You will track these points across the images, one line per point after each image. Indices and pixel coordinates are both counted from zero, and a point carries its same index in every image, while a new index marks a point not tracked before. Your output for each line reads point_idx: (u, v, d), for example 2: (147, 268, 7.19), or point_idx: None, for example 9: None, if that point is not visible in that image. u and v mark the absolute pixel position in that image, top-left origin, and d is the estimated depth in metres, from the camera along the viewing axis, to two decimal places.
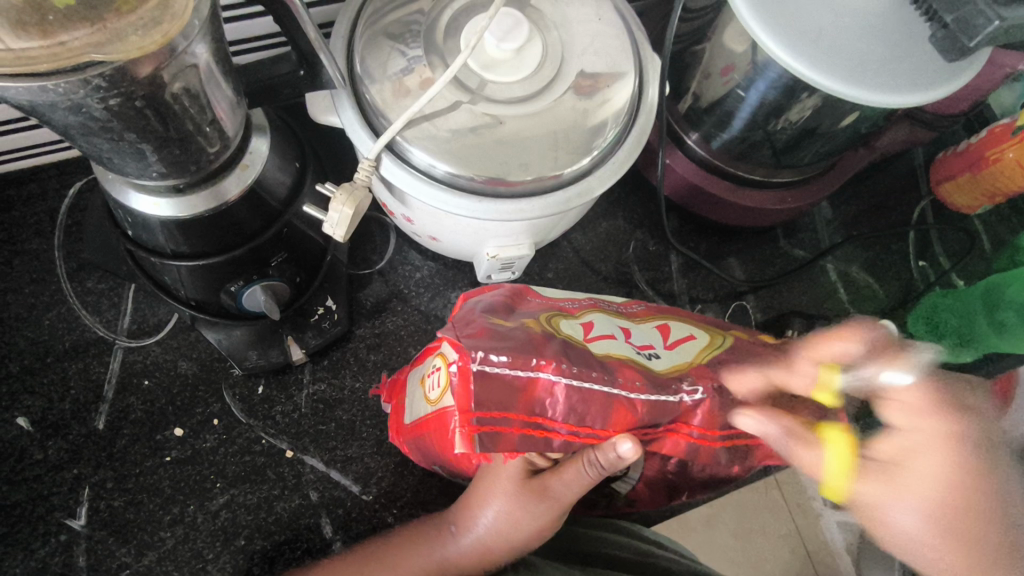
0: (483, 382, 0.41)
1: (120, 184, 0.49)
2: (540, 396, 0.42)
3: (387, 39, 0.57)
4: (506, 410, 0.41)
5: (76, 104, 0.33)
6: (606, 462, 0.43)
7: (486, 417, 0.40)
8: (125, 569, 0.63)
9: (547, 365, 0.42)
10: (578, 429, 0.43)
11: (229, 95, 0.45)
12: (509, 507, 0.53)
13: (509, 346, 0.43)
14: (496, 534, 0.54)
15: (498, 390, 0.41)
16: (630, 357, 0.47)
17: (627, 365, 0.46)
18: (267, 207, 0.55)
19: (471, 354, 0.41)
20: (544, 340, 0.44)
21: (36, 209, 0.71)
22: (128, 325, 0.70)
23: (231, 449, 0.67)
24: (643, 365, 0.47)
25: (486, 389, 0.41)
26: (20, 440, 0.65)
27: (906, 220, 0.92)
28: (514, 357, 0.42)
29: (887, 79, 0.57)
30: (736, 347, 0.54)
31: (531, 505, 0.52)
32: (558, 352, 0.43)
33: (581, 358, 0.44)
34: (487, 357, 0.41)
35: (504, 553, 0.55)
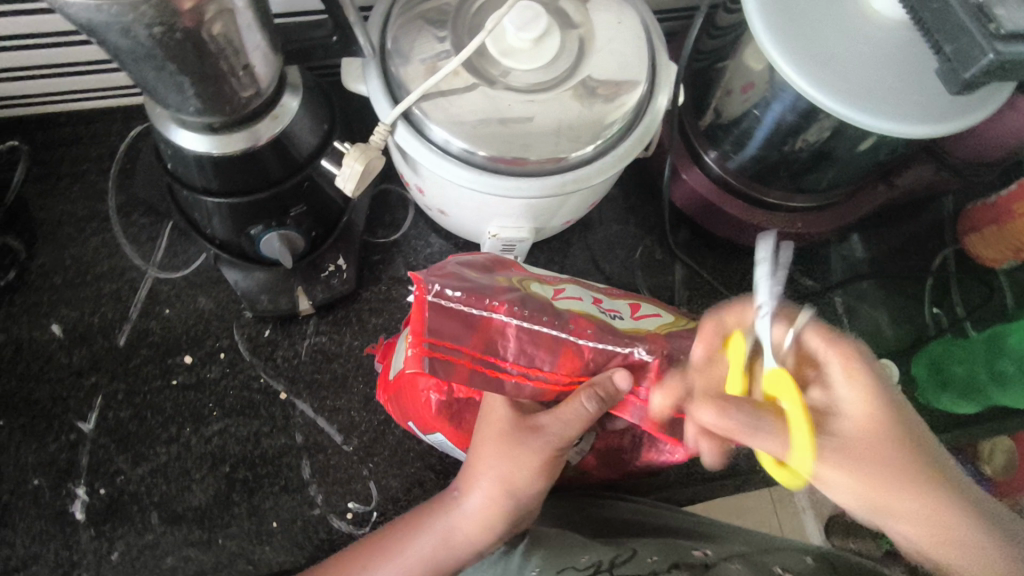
0: (439, 313, 0.45)
1: (166, 120, 0.56)
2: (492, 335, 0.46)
3: (420, 20, 0.62)
4: (459, 342, 0.45)
5: (125, 27, 0.39)
6: (604, 395, 0.46)
7: (439, 343, 0.44)
8: (120, 474, 0.68)
9: (500, 307, 0.46)
10: (527, 372, 0.47)
11: (265, 46, 0.50)
12: (505, 453, 0.50)
13: (466, 286, 0.47)
14: (497, 488, 0.51)
15: (453, 322, 0.45)
16: (590, 313, 0.50)
17: (582, 317, 0.49)
18: (292, 159, 0.61)
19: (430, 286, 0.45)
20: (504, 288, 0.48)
21: (99, 145, 0.79)
22: (160, 258, 0.76)
23: (231, 382, 0.73)
24: (605, 321, 0.50)
25: (441, 319, 0.45)
26: (51, 344, 0.72)
27: (925, 266, 0.91)
28: (469, 295, 0.46)
29: (891, 108, 0.58)
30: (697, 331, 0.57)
31: (525, 449, 0.50)
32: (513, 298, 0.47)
33: (535, 306, 0.48)
34: (444, 291, 0.46)
35: (507, 507, 0.52)
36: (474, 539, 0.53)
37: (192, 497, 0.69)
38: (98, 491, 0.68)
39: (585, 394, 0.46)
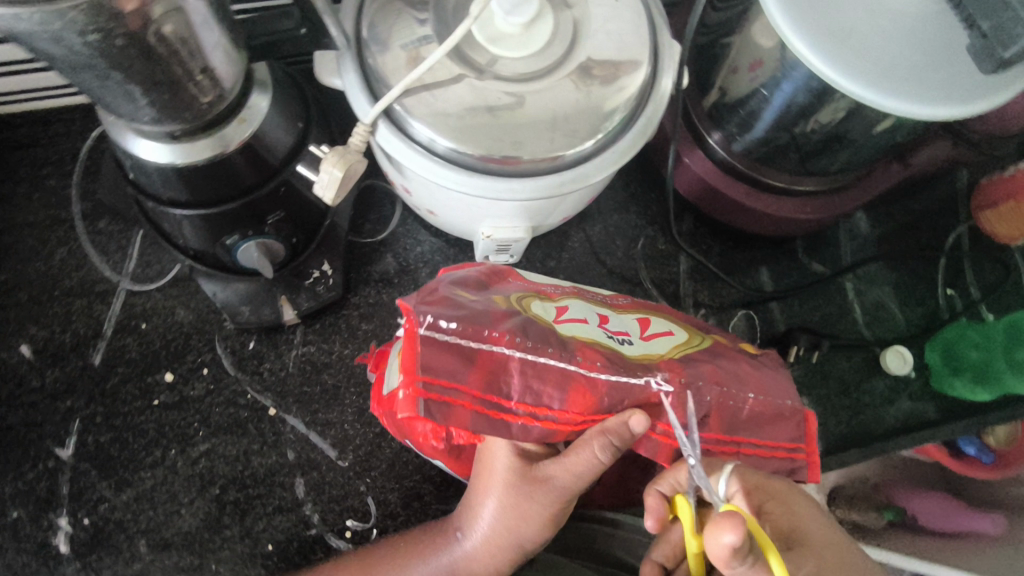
0: (433, 348, 0.39)
1: (121, 127, 0.50)
2: (492, 370, 0.40)
3: (401, 5, 0.56)
4: (455, 380, 0.39)
5: (55, 36, 0.34)
6: (618, 442, 0.41)
7: (431, 382, 0.38)
8: (103, 502, 0.65)
9: (501, 338, 0.41)
10: (535, 411, 0.41)
11: (226, 45, 0.45)
12: (511, 501, 0.48)
13: (461, 315, 0.41)
14: (503, 532, 0.50)
15: (448, 357, 0.39)
16: (598, 340, 0.44)
17: (590, 346, 0.43)
18: (265, 163, 0.56)
19: (420, 319, 0.40)
20: (503, 314, 0.43)
21: (59, 147, 0.74)
22: (132, 268, 0.72)
23: (216, 400, 0.69)
24: (611, 348, 0.45)
25: (433, 353, 0.39)
26: (21, 366, 0.68)
27: (939, 244, 0.87)
28: (465, 325, 0.41)
29: (916, 87, 0.53)
30: (715, 349, 0.51)
31: (532, 499, 0.48)
32: (513, 327, 0.42)
33: (538, 335, 0.42)
34: (436, 322, 0.40)
35: (513, 550, 0.50)
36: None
37: (181, 523, 0.65)
38: (82, 521, 0.64)
39: (598, 440, 0.41)
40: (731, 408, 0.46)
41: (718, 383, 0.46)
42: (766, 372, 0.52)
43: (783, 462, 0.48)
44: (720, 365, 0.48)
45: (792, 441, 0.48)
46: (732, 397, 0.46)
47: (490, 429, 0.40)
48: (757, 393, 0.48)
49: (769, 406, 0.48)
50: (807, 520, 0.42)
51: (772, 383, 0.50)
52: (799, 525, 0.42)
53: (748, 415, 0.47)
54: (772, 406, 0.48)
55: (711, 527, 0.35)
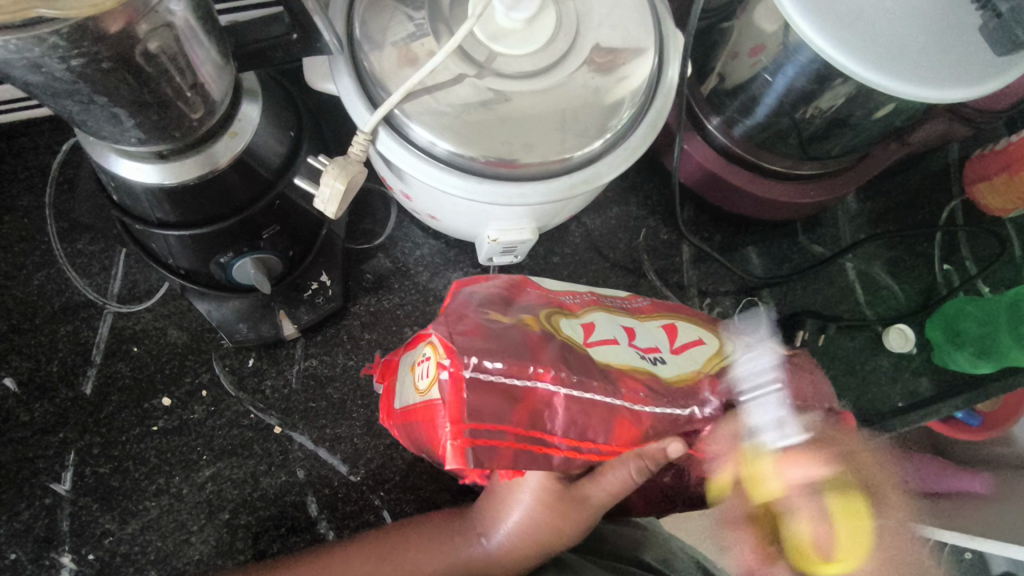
0: (477, 390, 0.38)
1: (102, 148, 0.47)
2: (537, 407, 0.39)
3: (395, 3, 0.53)
4: (500, 421, 0.38)
5: (34, 62, 0.31)
6: (653, 465, 0.43)
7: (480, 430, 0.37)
8: (108, 536, 0.62)
9: (545, 374, 0.39)
10: (579, 445, 0.41)
11: (214, 57, 0.42)
12: (540, 513, 0.48)
13: (501, 349, 0.39)
14: (527, 538, 0.50)
15: (492, 398, 0.38)
16: (635, 367, 0.44)
17: (629, 376, 0.43)
18: (258, 177, 0.53)
19: (464, 360, 0.38)
20: (541, 342, 0.41)
21: (27, 164, 0.69)
22: (118, 289, 0.68)
23: (218, 422, 0.66)
24: (649, 373, 0.45)
25: (478, 398, 0.38)
26: (6, 400, 0.64)
27: (934, 220, 0.88)
28: (509, 364, 0.39)
29: (929, 70, 0.52)
30: (747, 356, 0.52)
31: (564, 517, 0.48)
32: (555, 359, 0.40)
33: (581, 365, 0.41)
34: (480, 363, 0.38)
35: (534, 556, 0.51)
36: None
37: (192, 551, 0.63)
38: (87, 557, 0.62)
39: (634, 463, 0.43)
40: None
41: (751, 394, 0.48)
42: (803, 375, 0.53)
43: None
44: (757, 374, 0.49)
45: None
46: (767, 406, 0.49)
47: (534, 464, 0.40)
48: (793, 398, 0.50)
49: (805, 410, 0.50)
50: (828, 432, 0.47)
51: (809, 389, 0.52)
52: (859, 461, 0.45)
53: None
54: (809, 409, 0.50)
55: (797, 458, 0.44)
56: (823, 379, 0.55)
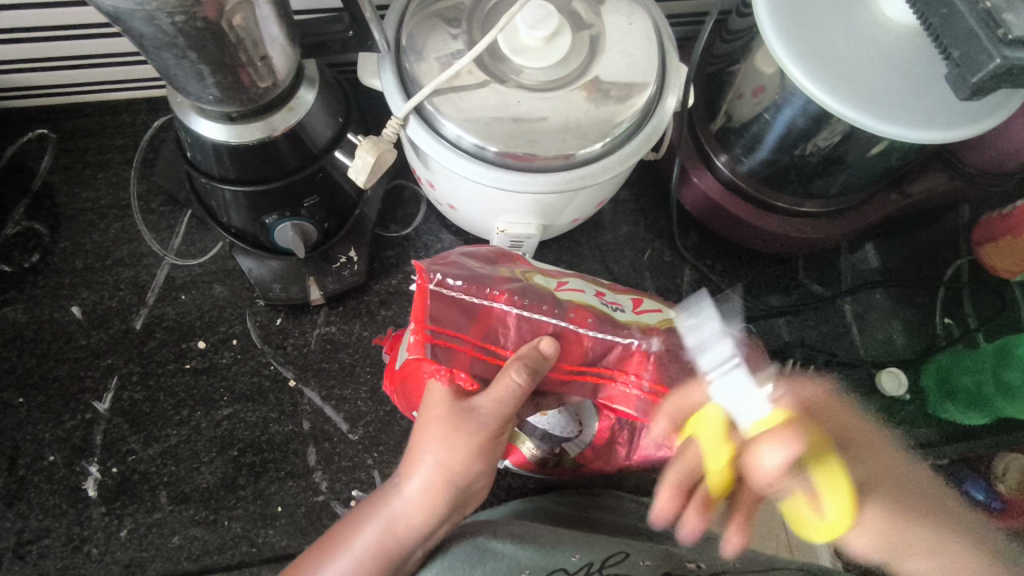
0: (440, 299, 0.52)
1: (187, 108, 0.58)
2: (491, 321, 0.54)
3: (439, 21, 0.63)
4: (461, 328, 0.53)
5: (149, 15, 0.41)
6: (532, 364, 0.49)
7: (439, 330, 0.51)
8: (131, 454, 0.70)
9: (498, 296, 0.54)
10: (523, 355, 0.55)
11: (283, 40, 0.52)
12: (448, 441, 0.51)
13: (467, 276, 0.54)
14: (443, 471, 0.51)
15: (452, 308, 0.53)
16: (590, 306, 0.56)
17: (582, 310, 0.56)
18: (307, 150, 0.62)
19: (432, 276, 0.52)
20: (502, 283, 0.55)
21: (124, 135, 0.82)
22: (177, 245, 0.78)
23: (242, 368, 0.75)
24: (604, 314, 0.56)
25: (440, 303, 0.52)
26: (70, 325, 0.74)
27: (939, 275, 0.90)
28: (469, 285, 0.53)
29: (898, 111, 0.58)
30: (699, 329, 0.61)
31: (469, 437, 0.51)
32: (513, 291, 0.54)
33: (532, 297, 0.55)
34: (447, 282, 0.53)
35: (456, 487, 0.52)
36: (413, 532, 0.53)
37: (199, 479, 0.70)
38: (110, 469, 0.70)
39: (518, 367, 0.49)
40: None
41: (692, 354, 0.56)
42: (744, 352, 0.63)
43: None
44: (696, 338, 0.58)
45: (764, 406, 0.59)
46: (703, 369, 0.58)
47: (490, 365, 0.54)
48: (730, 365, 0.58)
49: (743, 375, 0.58)
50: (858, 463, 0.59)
51: (749, 361, 0.61)
52: (825, 437, 0.48)
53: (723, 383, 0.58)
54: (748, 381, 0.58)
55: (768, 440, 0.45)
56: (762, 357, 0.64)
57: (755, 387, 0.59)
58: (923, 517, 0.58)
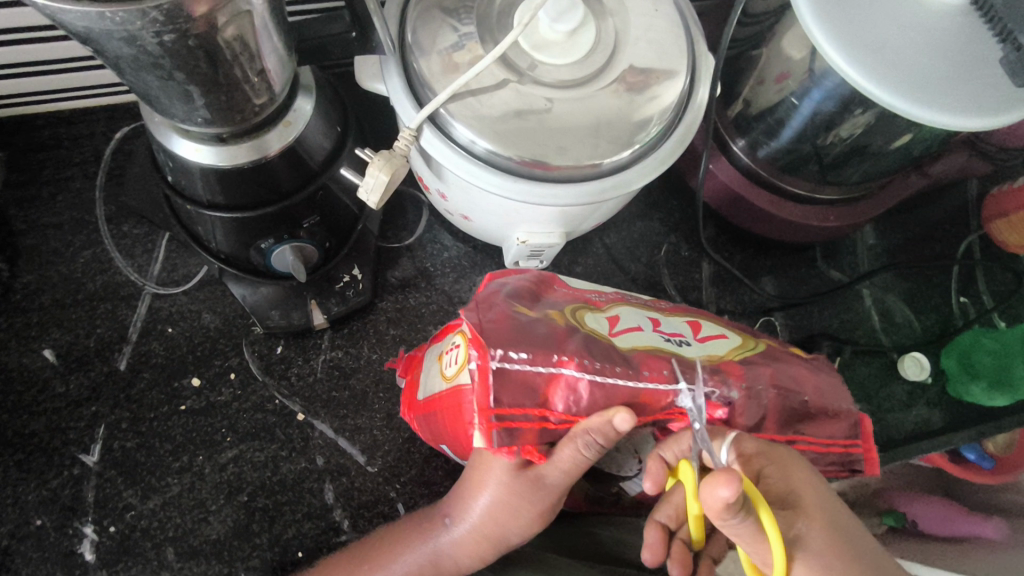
0: (503, 380, 0.41)
1: (166, 128, 0.50)
2: (561, 392, 0.43)
3: (441, 13, 0.56)
4: (528, 408, 0.42)
5: (132, 35, 0.34)
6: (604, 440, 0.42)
7: (505, 415, 0.41)
8: (130, 509, 0.64)
9: (568, 362, 0.43)
10: None
11: (281, 49, 0.45)
12: (503, 497, 0.49)
13: (528, 342, 0.43)
14: (493, 521, 0.51)
15: (520, 386, 0.42)
16: (656, 347, 0.48)
17: (654, 356, 0.47)
18: (305, 167, 0.55)
19: (491, 353, 0.41)
20: (565, 335, 0.45)
21: (82, 149, 0.73)
22: (157, 272, 0.71)
23: (244, 405, 0.68)
24: (671, 353, 0.48)
25: (505, 385, 0.41)
26: (44, 371, 0.66)
27: (952, 252, 0.89)
28: (535, 354, 0.42)
29: (947, 99, 0.54)
30: (768, 352, 0.54)
31: (527, 501, 0.49)
32: (579, 349, 0.44)
33: (603, 353, 0.45)
34: (507, 354, 0.42)
35: (505, 542, 0.52)
36: (459, 565, 0.54)
37: (209, 530, 0.64)
38: (108, 528, 0.63)
39: (582, 439, 0.42)
40: (786, 410, 0.49)
41: (777, 387, 0.49)
42: (821, 375, 0.55)
43: (838, 457, 0.51)
44: (776, 368, 0.51)
45: (845, 438, 0.52)
46: (787, 398, 0.50)
47: (558, 437, 0.44)
48: (811, 395, 0.51)
49: (822, 405, 0.52)
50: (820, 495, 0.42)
51: (827, 387, 0.54)
52: (793, 489, 0.42)
53: (802, 412, 0.50)
54: (830, 409, 0.52)
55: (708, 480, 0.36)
56: (839, 379, 0.56)
57: (836, 417, 0.52)
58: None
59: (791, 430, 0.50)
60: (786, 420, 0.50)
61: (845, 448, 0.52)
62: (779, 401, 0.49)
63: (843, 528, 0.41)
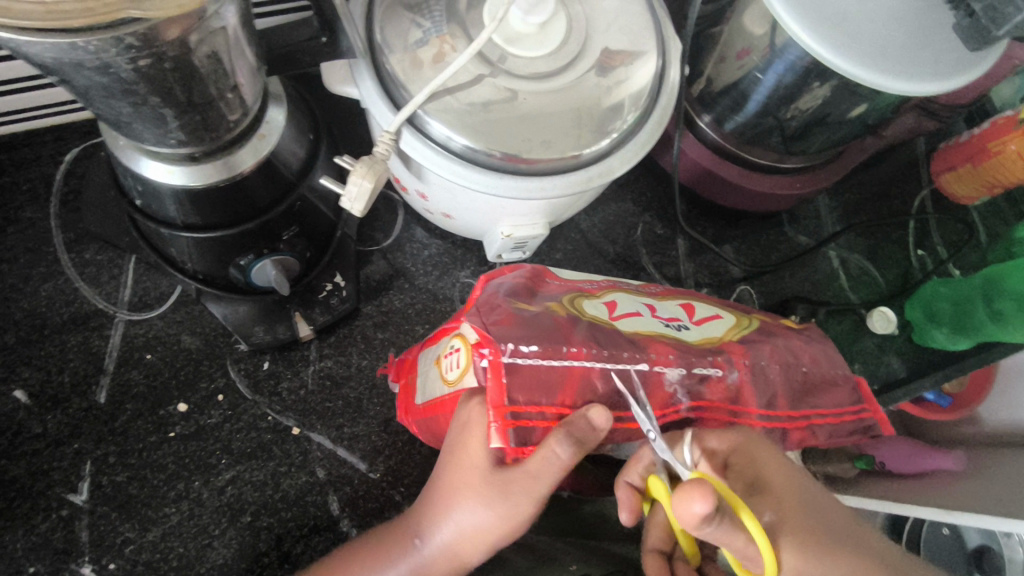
0: (513, 374, 0.43)
1: (130, 150, 0.48)
2: (577, 380, 0.45)
3: (405, 11, 0.55)
4: (543, 405, 0.44)
5: (105, 63, 0.32)
6: (579, 434, 0.43)
7: (521, 411, 0.43)
8: (128, 545, 0.62)
9: (578, 353, 0.45)
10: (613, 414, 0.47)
11: (251, 61, 0.43)
12: (478, 510, 0.46)
13: (536, 335, 0.45)
14: (467, 531, 0.47)
15: (534, 377, 0.44)
16: (659, 333, 0.51)
17: (657, 341, 0.50)
18: (281, 178, 0.53)
19: (503, 347, 0.43)
20: (569, 325, 0.47)
21: (30, 175, 0.69)
22: (128, 297, 0.68)
23: (236, 425, 0.67)
24: (673, 337, 0.51)
25: (517, 381, 0.43)
26: (18, 413, 0.63)
27: (908, 209, 0.93)
28: (544, 347, 0.45)
29: (908, 66, 0.56)
30: (763, 327, 0.58)
31: (503, 510, 0.45)
32: (585, 338, 0.46)
33: (610, 341, 0.47)
34: (518, 349, 0.44)
35: (475, 554, 0.48)
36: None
37: (214, 556, 0.63)
38: (107, 566, 0.61)
39: (563, 436, 0.42)
40: (792, 383, 0.54)
41: (777, 360, 0.53)
42: (816, 343, 0.59)
43: (855, 424, 0.56)
44: (775, 343, 0.55)
45: (847, 402, 0.56)
46: (790, 371, 0.54)
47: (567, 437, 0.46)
48: (809, 366, 0.56)
49: (823, 375, 0.56)
50: (771, 458, 0.46)
51: (823, 356, 0.58)
52: (756, 471, 0.45)
53: (805, 380, 0.55)
54: (825, 375, 0.56)
55: (682, 494, 0.36)
56: (831, 346, 0.60)
57: (838, 386, 0.57)
58: (834, 535, 0.42)
59: (803, 405, 0.54)
60: (796, 396, 0.54)
61: (855, 413, 0.57)
62: (784, 378, 0.53)
63: (799, 495, 0.44)
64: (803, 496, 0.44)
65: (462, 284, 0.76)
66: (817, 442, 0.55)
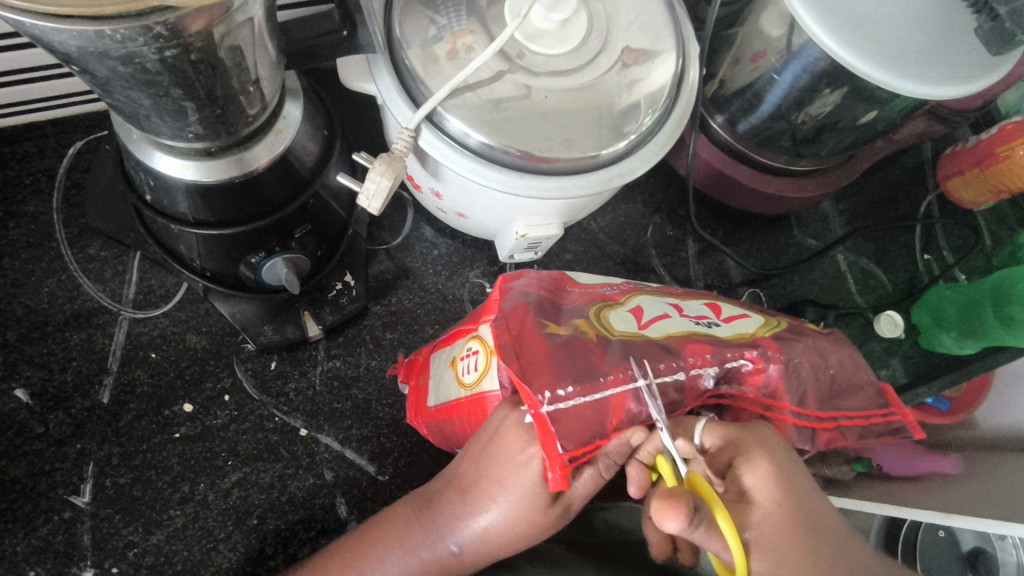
0: (559, 420, 0.43)
1: (144, 144, 0.46)
2: (622, 409, 0.45)
3: (422, 6, 0.53)
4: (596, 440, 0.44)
5: (131, 53, 0.31)
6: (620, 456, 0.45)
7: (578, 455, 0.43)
8: (131, 548, 0.61)
9: (614, 379, 0.45)
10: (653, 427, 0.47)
11: (272, 55, 0.42)
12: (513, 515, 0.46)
13: (570, 371, 0.44)
14: (499, 536, 0.48)
15: (582, 420, 0.44)
16: (693, 332, 0.51)
17: (691, 341, 0.49)
18: (296, 175, 0.52)
19: (540, 398, 0.43)
20: (600, 347, 0.47)
21: (31, 169, 0.67)
22: (133, 295, 0.67)
23: (243, 426, 0.65)
24: (706, 334, 0.51)
25: (563, 427, 0.43)
26: (19, 413, 0.62)
27: (915, 214, 0.93)
28: (581, 385, 0.44)
29: (927, 70, 0.56)
30: (792, 327, 0.57)
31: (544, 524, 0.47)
32: (620, 361, 0.46)
33: (641, 349, 0.47)
34: (555, 394, 0.43)
35: (504, 550, 0.49)
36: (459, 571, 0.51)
37: (220, 559, 0.62)
38: (110, 570, 0.60)
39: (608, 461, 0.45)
40: (821, 383, 0.53)
41: (808, 360, 0.53)
42: (841, 346, 0.58)
43: (881, 426, 0.55)
44: (805, 343, 0.54)
45: (874, 405, 0.55)
46: (819, 371, 0.53)
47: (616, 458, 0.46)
48: (837, 369, 0.55)
49: (849, 378, 0.55)
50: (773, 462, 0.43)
51: (850, 360, 0.57)
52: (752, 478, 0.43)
53: (832, 382, 0.54)
54: (851, 378, 0.56)
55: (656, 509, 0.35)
56: (854, 348, 0.60)
57: (864, 389, 0.56)
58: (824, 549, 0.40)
59: (832, 406, 0.53)
60: (824, 396, 0.53)
61: (884, 415, 0.55)
62: (814, 379, 0.53)
63: (793, 507, 0.42)
64: (798, 507, 0.42)
65: (472, 285, 0.75)
66: (847, 443, 0.54)
